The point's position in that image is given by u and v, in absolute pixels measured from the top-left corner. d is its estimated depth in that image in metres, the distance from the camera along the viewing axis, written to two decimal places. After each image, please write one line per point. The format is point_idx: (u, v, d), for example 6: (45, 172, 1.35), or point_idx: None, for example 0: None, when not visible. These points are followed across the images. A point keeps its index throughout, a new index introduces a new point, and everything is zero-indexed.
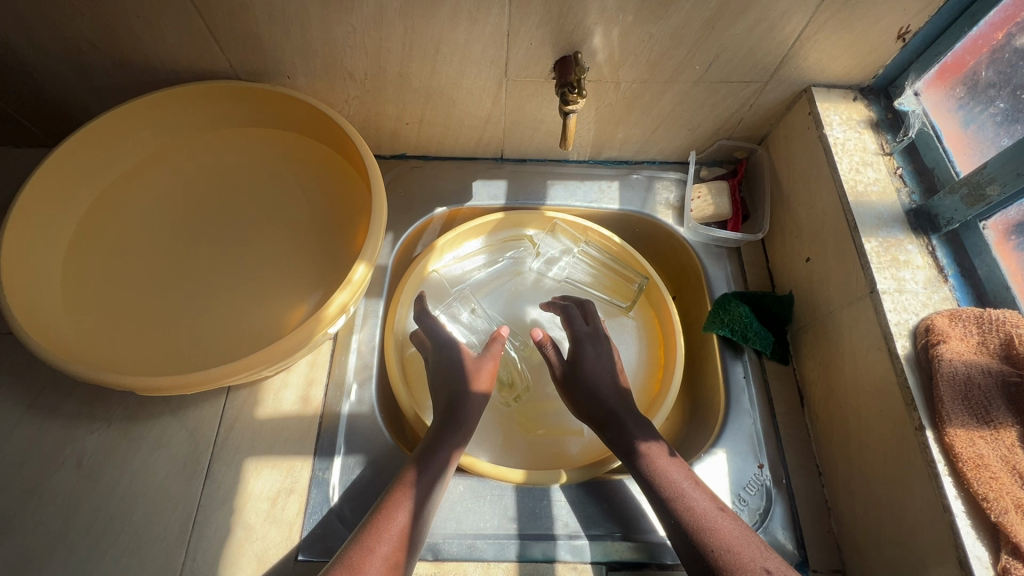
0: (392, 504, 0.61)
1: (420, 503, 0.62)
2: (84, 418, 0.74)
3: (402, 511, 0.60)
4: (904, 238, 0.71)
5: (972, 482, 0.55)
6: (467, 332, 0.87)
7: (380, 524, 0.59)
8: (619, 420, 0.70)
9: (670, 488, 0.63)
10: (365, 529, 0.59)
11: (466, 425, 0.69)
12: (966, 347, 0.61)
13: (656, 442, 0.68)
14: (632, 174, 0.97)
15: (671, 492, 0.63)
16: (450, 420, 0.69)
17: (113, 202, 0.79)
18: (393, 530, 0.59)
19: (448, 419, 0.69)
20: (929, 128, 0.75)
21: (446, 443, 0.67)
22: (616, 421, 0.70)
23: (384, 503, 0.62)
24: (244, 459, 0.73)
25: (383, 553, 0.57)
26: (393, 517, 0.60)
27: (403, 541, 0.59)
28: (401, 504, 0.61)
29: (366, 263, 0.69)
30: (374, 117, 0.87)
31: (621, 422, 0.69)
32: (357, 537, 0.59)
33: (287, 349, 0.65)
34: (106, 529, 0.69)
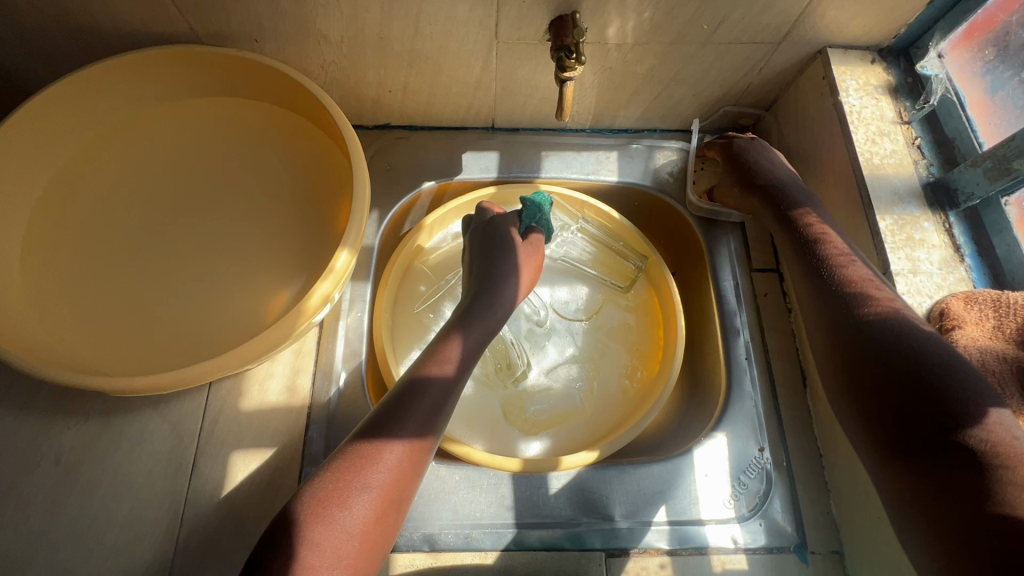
0: (330, 501, 0.50)
1: (370, 501, 0.51)
2: (58, 415, 0.70)
3: (340, 516, 0.49)
4: (920, 215, 0.67)
5: None
6: None
7: (317, 522, 0.48)
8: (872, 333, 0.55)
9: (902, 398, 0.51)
10: (309, 494, 0.50)
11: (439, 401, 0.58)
12: (982, 333, 0.58)
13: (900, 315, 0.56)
14: (631, 143, 0.92)
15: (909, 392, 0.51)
16: (418, 391, 0.57)
17: (73, 183, 0.72)
18: (359, 517, 0.50)
19: (416, 391, 0.57)
20: (953, 95, 0.70)
21: (409, 421, 0.55)
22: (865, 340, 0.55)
23: (320, 493, 0.50)
24: (231, 453, 0.71)
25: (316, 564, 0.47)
26: (333, 521, 0.49)
27: (347, 548, 0.49)
28: (364, 475, 0.51)
29: (349, 249, 0.63)
30: (353, 85, 0.80)
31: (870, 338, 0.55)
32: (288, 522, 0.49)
33: (269, 343, 0.61)
34: (91, 529, 0.66)
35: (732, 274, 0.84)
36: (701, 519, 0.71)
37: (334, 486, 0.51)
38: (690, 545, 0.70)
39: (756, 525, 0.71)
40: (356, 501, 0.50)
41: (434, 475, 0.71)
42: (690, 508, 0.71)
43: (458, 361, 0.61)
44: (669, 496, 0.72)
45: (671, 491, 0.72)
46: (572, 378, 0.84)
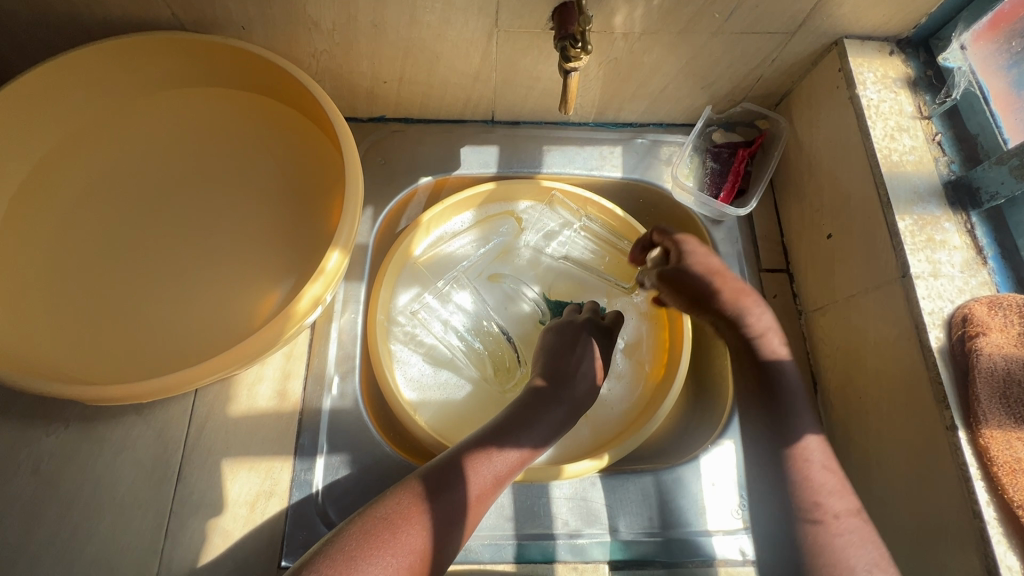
0: (379, 542, 0.51)
1: (413, 549, 0.52)
2: (37, 421, 0.67)
3: (384, 559, 0.50)
4: (941, 215, 0.63)
5: (1007, 488, 0.51)
6: (490, 309, 0.83)
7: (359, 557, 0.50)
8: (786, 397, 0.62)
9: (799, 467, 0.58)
10: (356, 529, 0.52)
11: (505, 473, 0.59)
12: (1006, 340, 0.56)
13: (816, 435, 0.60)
14: (636, 138, 0.88)
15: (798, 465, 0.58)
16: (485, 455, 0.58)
17: (51, 177, 0.68)
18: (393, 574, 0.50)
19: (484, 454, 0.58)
20: (976, 89, 0.66)
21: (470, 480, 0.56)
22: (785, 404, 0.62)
23: (371, 529, 0.52)
24: (218, 462, 0.68)
25: None
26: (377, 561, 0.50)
27: None
28: (413, 524, 0.52)
29: (340, 249, 0.60)
30: (346, 75, 0.77)
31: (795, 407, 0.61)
32: (334, 547, 0.51)
33: (256, 350, 0.57)
34: (70, 541, 0.63)
35: (740, 276, 0.81)
36: (708, 530, 0.68)
37: (386, 528, 0.52)
38: (696, 557, 0.67)
39: None
40: (396, 554, 0.51)
41: None
42: (696, 519, 0.69)
43: (530, 441, 0.61)
44: (674, 506, 0.69)
45: (676, 500, 0.69)
46: None
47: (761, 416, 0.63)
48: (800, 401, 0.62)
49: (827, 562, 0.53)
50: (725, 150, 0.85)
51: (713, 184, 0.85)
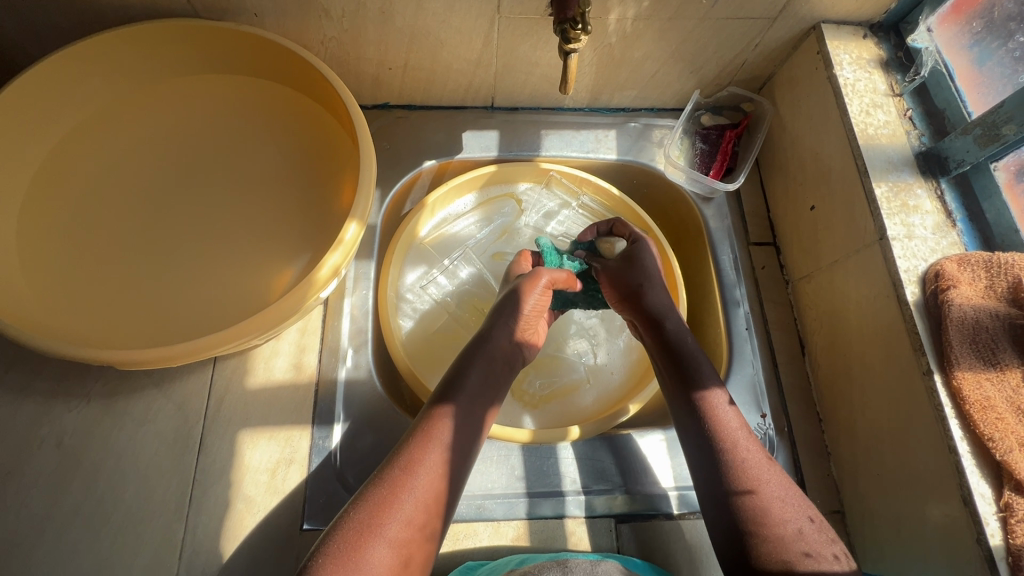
0: (398, 484, 0.54)
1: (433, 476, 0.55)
2: (59, 396, 0.69)
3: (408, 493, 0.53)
4: (914, 183, 0.69)
5: (979, 423, 0.56)
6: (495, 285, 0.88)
7: (385, 501, 0.53)
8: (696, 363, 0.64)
9: (728, 436, 0.58)
10: (375, 484, 0.54)
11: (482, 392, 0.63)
12: (974, 292, 0.61)
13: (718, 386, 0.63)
14: (629, 122, 0.93)
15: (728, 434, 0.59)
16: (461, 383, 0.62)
17: (69, 160, 0.71)
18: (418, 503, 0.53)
19: (458, 383, 0.63)
20: (942, 67, 0.72)
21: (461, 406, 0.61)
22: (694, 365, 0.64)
23: (388, 473, 0.55)
24: (238, 431, 0.70)
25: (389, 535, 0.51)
26: (401, 499, 0.53)
27: (417, 523, 0.53)
28: (423, 457, 0.56)
29: (357, 221, 0.63)
30: (353, 62, 0.80)
31: (700, 371, 0.63)
32: (358, 503, 0.53)
33: (278, 316, 0.60)
34: (96, 510, 0.65)
35: (730, 250, 0.85)
36: None
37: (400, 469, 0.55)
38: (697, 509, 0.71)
39: None
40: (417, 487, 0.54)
41: None
42: None
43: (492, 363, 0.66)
44: (675, 464, 0.73)
45: (677, 457, 0.73)
46: (577, 352, 0.85)
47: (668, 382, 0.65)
48: (699, 358, 0.65)
49: (770, 525, 0.53)
50: (713, 132, 0.90)
51: (703, 163, 0.90)
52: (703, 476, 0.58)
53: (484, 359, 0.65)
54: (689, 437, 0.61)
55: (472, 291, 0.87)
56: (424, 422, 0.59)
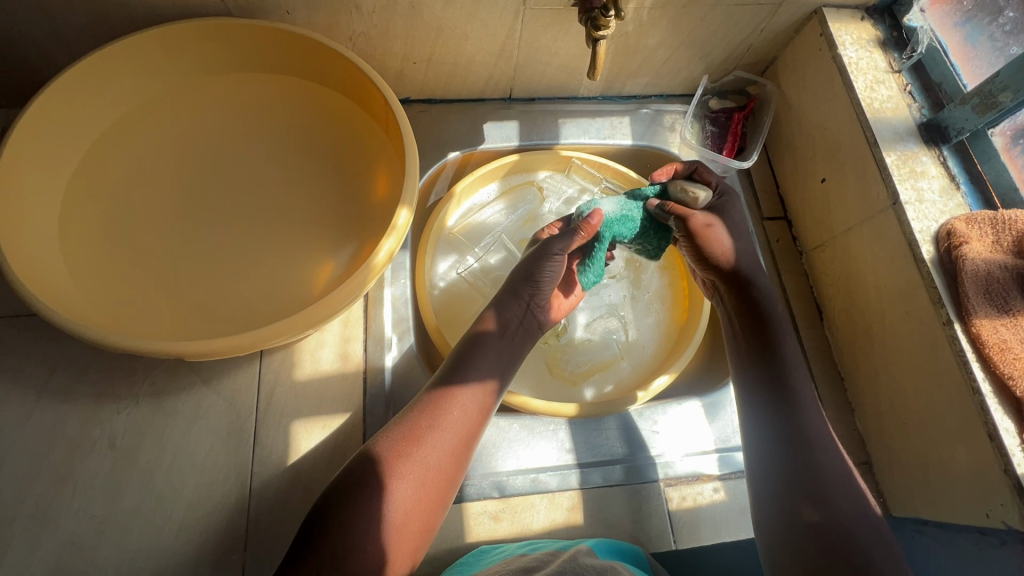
0: (417, 430, 0.57)
1: (451, 427, 0.58)
2: (107, 398, 0.69)
3: (426, 441, 0.57)
4: (919, 151, 0.74)
5: (999, 364, 0.61)
6: None
7: (406, 444, 0.56)
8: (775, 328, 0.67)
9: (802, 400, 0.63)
10: (397, 426, 0.58)
11: (500, 353, 0.65)
12: (984, 247, 0.66)
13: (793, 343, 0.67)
14: (641, 108, 0.97)
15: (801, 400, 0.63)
16: (479, 342, 0.64)
17: (104, 162, 0.70)
18: (437, 453, 0.57)
19: (475, 340, 0.65)
20: (937, 44, 0.78)
21: (480, 363, 0.63)
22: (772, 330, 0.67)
23: (410, 419, 0.58)
24: (291, 422, 0.71)
25: (407, 476, 0.54)
26: (419, 443, 0.56)
27: (433, 469, 0.56)
28: (443, 408, 0.59)
29: (408, 207, 0.64)
30: (378, 57, 0.82)
31: (779, 336, 0.67)
32: (382, 440, 0.57)
33: (338, 304, 0.61)
34: (156, 508, 0.65)
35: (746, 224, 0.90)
36: None
37: (421, 416, 0.58)
38: (738, 468, 0.75)
39: None
40: (436, 436, 0.57)
41: (494, 426, 0.74)
42: (733, 436, 0.77)
43: (508, 323, 0.67)
44: (713, 427, 0.77)
45: (714, 422, 0.77)
46: (609, 330, 0.87)
47: (745, 337, 0.68)
48: (780, 315, 0.68)
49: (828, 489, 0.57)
50: (721, 114, 0.95)
51: (716, 144, 0.94)
52: (771, 425, 0.62)
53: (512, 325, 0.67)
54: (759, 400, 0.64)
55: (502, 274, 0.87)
56: (444, 375, 0.62)
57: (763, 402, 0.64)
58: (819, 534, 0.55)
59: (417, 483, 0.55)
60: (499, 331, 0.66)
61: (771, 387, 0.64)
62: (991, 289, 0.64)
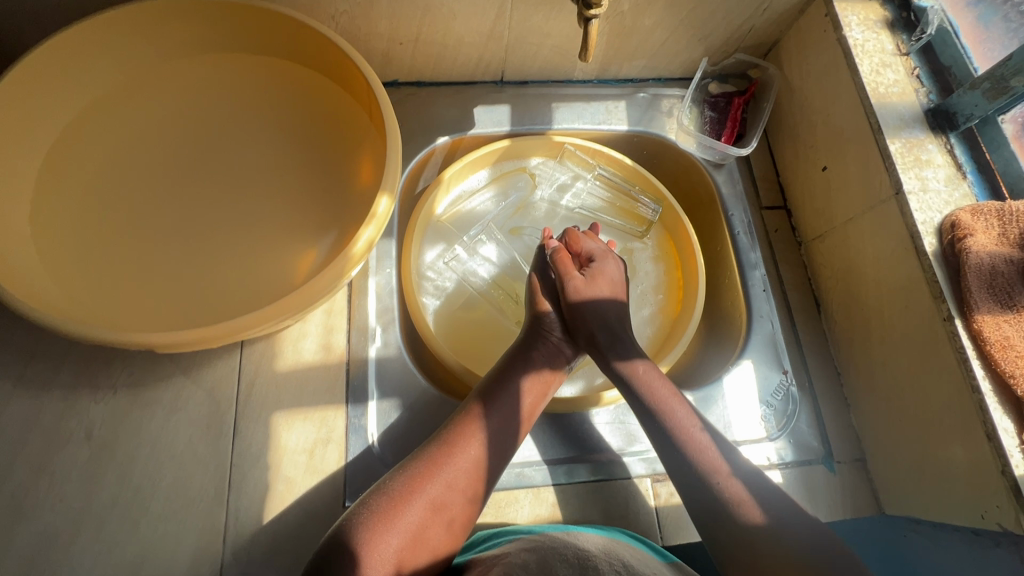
0: (434, 461, 0.60)
1: (468, 461, 0.61)
2: (85, 387, 0.68)
3: (440, 472, 0.59)
4: (925, 138, 0.71)
5: (1000, 362, 0.59)
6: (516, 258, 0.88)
7: (422, 474, 0.59)
8: (619, 339, 0.70)
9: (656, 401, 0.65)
10: (416, 457, 0.61)
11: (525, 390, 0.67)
12: (989, 240, 0.63)
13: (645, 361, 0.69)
14: (638, 92, 0.94)
15: (656, 403, 0.65)
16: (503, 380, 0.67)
17: (78, 144, 0.68)
18: (451, 484, 0.59)
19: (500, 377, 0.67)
20: (948, 25, 0.74)
21: (503, 400, 0.65)
22: (617, 341, 0.70)
23: (429, 451, 0.61)
24: (272, 414, 0.69)
25: (418, 505, 0.57)
26: (433, 474, 0.59)
27: (444, 499, 0.59)
28: (462, 442, 0.61)
29: (388, 194, 0.62)
30: (363, 36, 0.79)
31: (623, 342, 0.70)
32: (400, 471, 0.60)
33: (314, 293, 0.59)
34: (134, 499, 0.64)
35: (743, 214, 0.87)
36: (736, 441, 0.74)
37: (440, 448, 0.61)
38: None
39: (786, 441, 0.75)
40: (450, 467, 0.60)
41: None
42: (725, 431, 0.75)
43: (535, 363, 0.69)
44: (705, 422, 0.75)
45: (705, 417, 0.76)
46: None
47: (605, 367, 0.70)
48: (628, 339, 0.70)
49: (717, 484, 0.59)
50: (721, 99, 0.92)
51: (713, 130, 0.91)
52: (656, 432, 0.64)
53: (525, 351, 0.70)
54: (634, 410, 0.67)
55: (490, 265, 0.87)
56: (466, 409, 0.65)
57: (645, 427, 0.66)
58: (717, 531, 0.58)
59: (427, 513, 0.57)
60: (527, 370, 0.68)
61: (641, 412, 0.66)
62: (993, 284, 0.61)
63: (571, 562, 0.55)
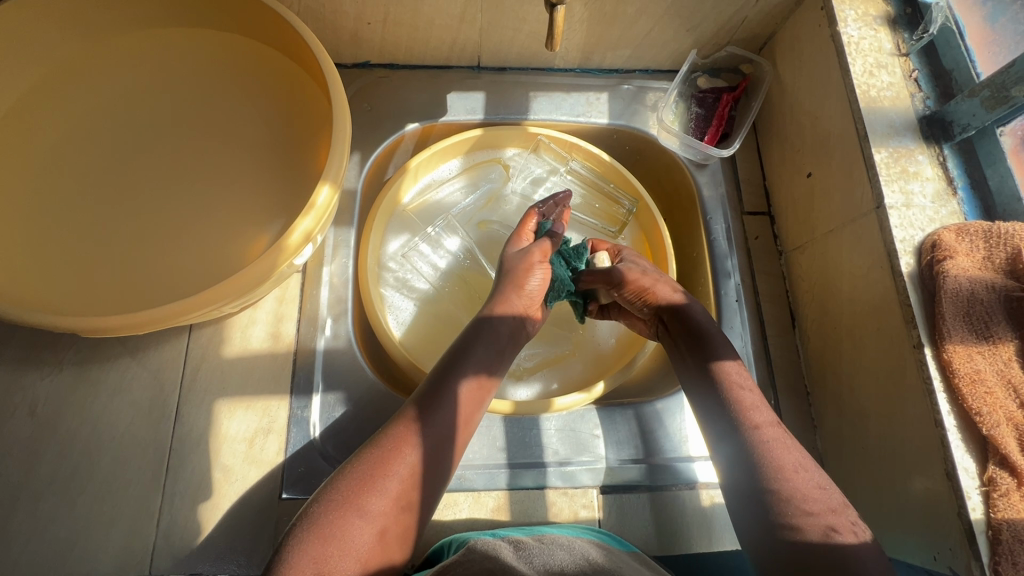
0: (369, 481, 0.53)
1: (411, 473, 0.54)
2: (31, 362, 0.68)
3: (378, 493, 0.53)
4: (915, 148, 0.65)
5: (967, 397, 0.55)
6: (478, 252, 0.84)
7: (357, 498, 0.52)
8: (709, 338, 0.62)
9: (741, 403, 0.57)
10: (345, 478, 0.54)
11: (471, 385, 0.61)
12: (972, 263, 0.58)
13: (736, 361, 0.61)
14: (622, 84, 0.89)
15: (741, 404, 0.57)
16: (447, 379, 0.60)
17: (29, 118, 0.67)
18: (391, 504, 0.53)
19: (440, 376, 0.60)
20: (952, 24, 0.68)
21: (445, 404, 0.58)
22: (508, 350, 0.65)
23: (361, 470, 0.54)
24: (214, 400, 0.69)
25: (358, 533, 0.51)
26: (370, 497, 0.52)
27: (388, 521, 0.52)
28: (399, 455, 0.55)
29: (330, 184, 0.60)
30: (329, 15, 0.76)
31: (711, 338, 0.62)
32: (328, 496, 0.53)
33: (249, 282, 0.58)
34: (72, 477, 0.65)
35: (723, 220, 0.83)
36: (691, 456, 0.71)
37: (375, 466, 0.54)
38: (680, 481, 0.70)
39: None
40: (390, 486, 0.53)
41: None
42: (680, 446, 0.72)
43: (480, 359, 0.62)
44: (659, 435, 0.72)
45: (660, 430, 0.73)
46: (562, 323, 0.84)
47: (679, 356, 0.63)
48: (717, 333, 0.63)
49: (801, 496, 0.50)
50: (710, 95, 0.86)
51: (698, 128, 0.85)
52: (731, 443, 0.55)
53: (488, 331, 0.64)
54: (703, 408, 0.59)
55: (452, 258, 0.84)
56: (404, 416, 0.58)
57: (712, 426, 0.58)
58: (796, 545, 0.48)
59: (369, 539, 0.51)
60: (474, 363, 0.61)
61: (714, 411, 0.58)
62: (973, 312, 0.57)
63: (541, 566, 0.52)
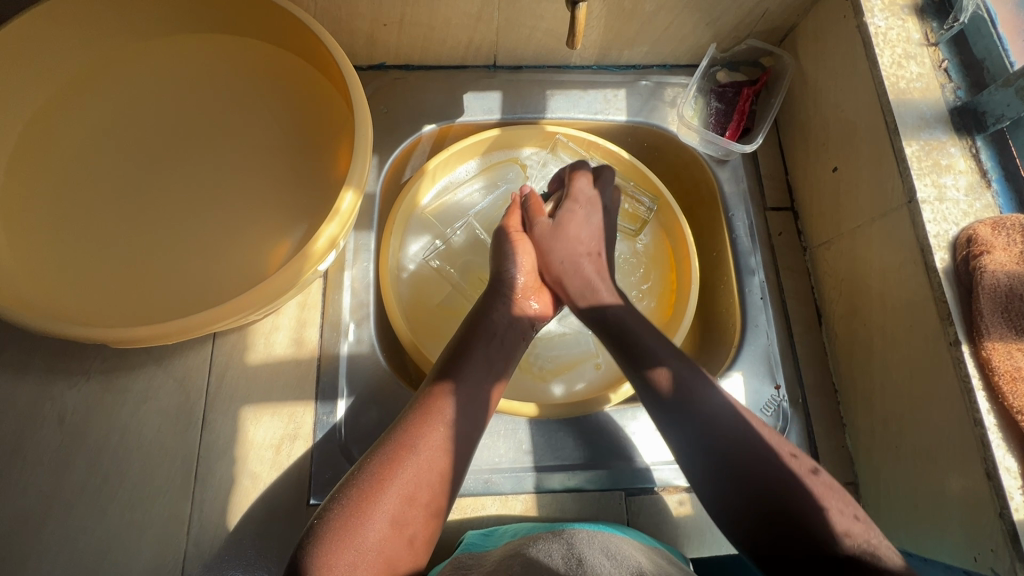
0: (377, 483, 0.52)
1: (419, 476, 0.53)
2: (58, 373, 0.68)
3: (388, 495, 0.51)
4: (947, 140, 0.64)
5: (1008, 396, 0.53)
6: None
7: (367, 500, 0.51)
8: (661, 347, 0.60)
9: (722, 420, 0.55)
10: (355, 479, 0.53)
11: (479, 390, 0.60)
12: (1009, 258, 0.57)
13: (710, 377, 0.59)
14: (640, 80, 0.87)
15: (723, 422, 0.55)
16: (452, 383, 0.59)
17: (51, 128, 0.67)
18: (401, 508, 0.52)
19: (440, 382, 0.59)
20: (984, 12, 0.66)
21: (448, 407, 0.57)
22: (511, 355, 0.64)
23: (371, 473, 0.53)
24: (240, 407, 0.69)
25: (370, 535, 0.50)
26: (378, 500, 0.51)
27: (399, 525, 0.51)
28: (407, 455, 0.54)
29: (354, 189, 0.59)
30: (345, 17, 0.75)
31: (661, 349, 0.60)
32: (341, 497, 0.52)
33: (275, 290, 0.58)
34: (102, 486, 0.65)
35: (745, 215, 0.81)
36: None
37: (382, 468, 0.53)
38: None
39: None
40: (399, 487, 0.52)
41: None
42: None
43: (482, 363, 0.61)
44: None
45: None
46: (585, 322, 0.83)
47: (625, 368, 0.61)
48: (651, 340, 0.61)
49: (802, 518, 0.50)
50: (729, 89, 0.84)
51: (719, 123, 0.84)
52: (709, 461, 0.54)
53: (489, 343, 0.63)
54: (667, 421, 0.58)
55: (470, 261, 0.83)
56: (411, 418, 0.57)
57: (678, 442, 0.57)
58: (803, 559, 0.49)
59: (381, 542, 0.50)
60: (479, 371, 0.60)
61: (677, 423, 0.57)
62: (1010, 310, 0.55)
63: (564, 562, 0.50)
